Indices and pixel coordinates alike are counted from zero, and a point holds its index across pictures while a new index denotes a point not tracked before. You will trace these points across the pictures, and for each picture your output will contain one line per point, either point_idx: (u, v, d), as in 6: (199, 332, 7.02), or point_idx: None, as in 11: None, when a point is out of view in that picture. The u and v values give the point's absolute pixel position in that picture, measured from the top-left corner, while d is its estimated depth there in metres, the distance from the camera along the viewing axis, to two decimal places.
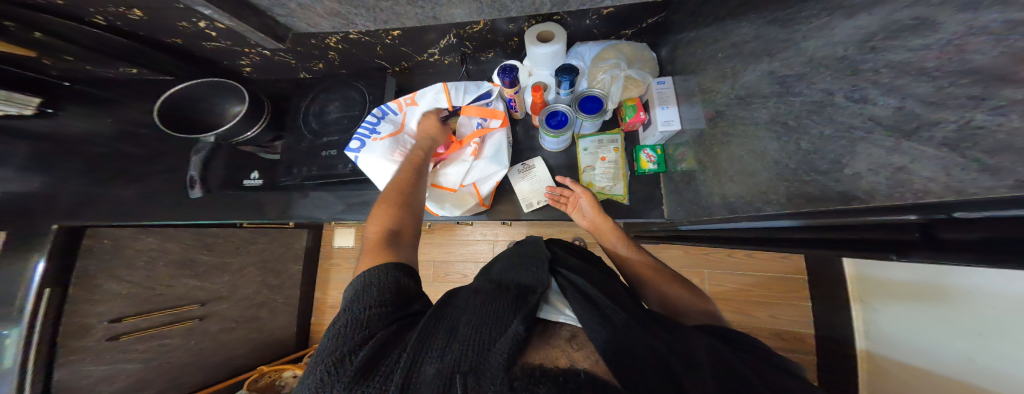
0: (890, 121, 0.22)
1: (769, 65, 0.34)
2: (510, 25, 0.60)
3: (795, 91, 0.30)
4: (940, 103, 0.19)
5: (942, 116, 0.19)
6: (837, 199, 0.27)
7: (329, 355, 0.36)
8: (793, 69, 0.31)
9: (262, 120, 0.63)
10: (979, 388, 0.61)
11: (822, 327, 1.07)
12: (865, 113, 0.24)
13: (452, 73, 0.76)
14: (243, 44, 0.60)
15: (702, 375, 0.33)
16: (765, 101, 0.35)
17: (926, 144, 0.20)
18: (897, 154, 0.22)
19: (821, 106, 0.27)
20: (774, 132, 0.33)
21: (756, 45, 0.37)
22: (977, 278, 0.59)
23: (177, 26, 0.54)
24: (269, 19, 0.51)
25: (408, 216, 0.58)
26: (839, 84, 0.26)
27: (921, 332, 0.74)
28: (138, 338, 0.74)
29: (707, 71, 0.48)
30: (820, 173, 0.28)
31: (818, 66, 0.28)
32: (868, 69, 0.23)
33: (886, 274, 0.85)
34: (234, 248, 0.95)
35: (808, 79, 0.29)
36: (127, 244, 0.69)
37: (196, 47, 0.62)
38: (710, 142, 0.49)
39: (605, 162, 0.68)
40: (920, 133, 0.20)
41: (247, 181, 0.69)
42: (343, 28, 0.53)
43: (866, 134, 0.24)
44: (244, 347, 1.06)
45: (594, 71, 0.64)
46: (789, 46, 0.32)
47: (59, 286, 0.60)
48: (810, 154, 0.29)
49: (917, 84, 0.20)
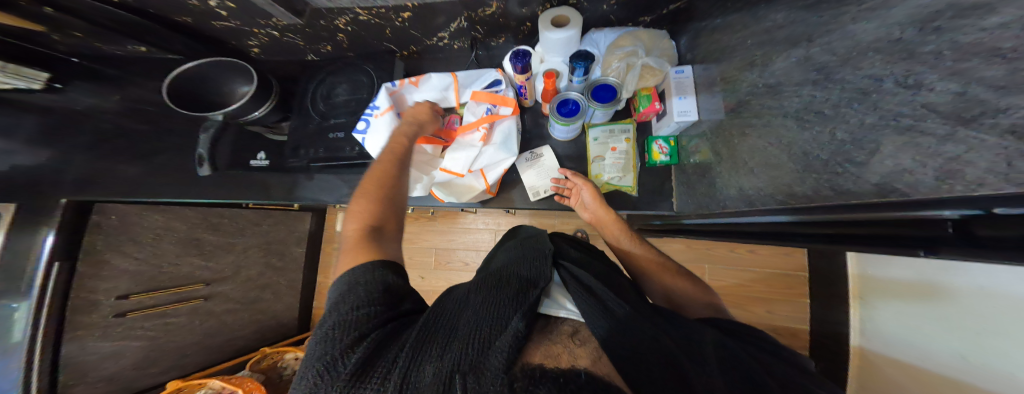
0: (947, 108, 0.19)
1: (807, 51, 0.33)
2: (523, 9, 0.57)
3: (837, 78, 0.29)
4: (1011, 87, 0.16)
5: (1012, 102, 0.15)
6: (874, 193, 0.24)
7: (319, 360, 0.36)
8: (837, 55, 0.29)
9: (269, 100, 0.62)
10: (970, 385, 0.62)
11: (820, 324, 1.07)
12: (917, 100, 0.21)
13: (463, 58, 0.73)
14: (253, 24, 0.60)
15: (712, 377, 0.33)
16: (799, 89, 0.33)
17: (985, 132, 0.17)
18: (952, 143, 0.19)
19: (865, 93, 0.25)
20: (806, 121, 0.32)
21: (794, 31, 0.35)
22: (982, 278, 0.59)
23: (188, 4, 0.54)
24: None
25: (392, 213, 0.57)
26: (889, 68, 0.23)
27: (919, 331, 0.74)
28: (144, 316, 0.75)
29: (733, 59, 0.46)
30: (854, 165, 0.27)
31: (864, 51, 0.26)
32: (926, 51, 0.21)
33: (888, 272, 0.85)
34: (237, 229, 0.95)
35: (854, 65, 0.27)
36: (134, 221, 0.70)
37: (205, 27, 0.62)
38: (729, 134, 0.47)
39: (616, 153, 0.66)
40: (980, 120, 0.17)
41: (256, 161, 0.70)
42: (364, 1, 0.52)
43: (916, 122, 0.21)
44: (248, 327, 1.07)
45: (609, 58, 0.61)
46: (833, 30, 0.30)
47: (67, 260, 0.61)
48: (846, 144, 0.27)
49: (985, 67, 0.17)
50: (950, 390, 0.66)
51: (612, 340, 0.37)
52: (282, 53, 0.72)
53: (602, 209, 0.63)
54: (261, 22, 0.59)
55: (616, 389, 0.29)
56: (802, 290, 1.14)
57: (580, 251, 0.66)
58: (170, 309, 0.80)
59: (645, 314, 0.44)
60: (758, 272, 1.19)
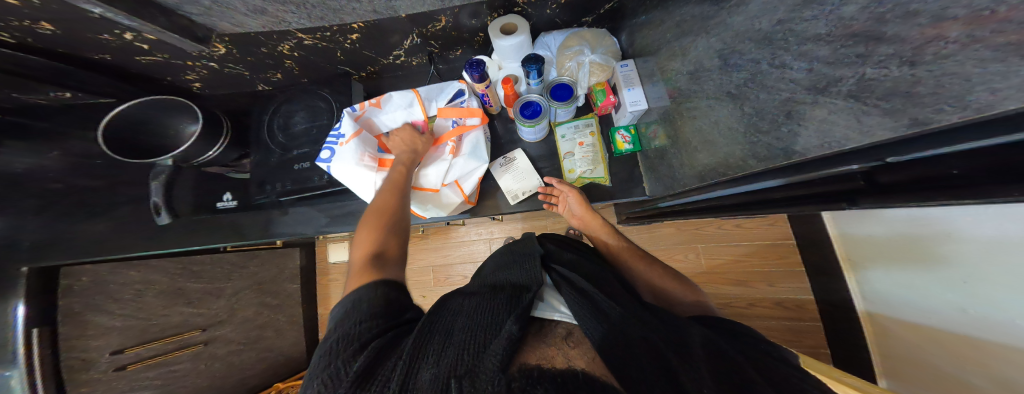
0: (805, 81, 0.23)
1: (707, 40, 0.37)
2: (472, 21, 0.59)
3: (732, 64, 0.32)
4: (838, 63, 0.21)
5: (843, 73, 0.20)
6: (781, 156, 0.28)
7: (323, 370, 0.36)
8: (726, 44, 0.33)
9: (222, 138, 0.61)
10: (978, 336, 0.65)
11: (822, 291, 1.08)
12: (787, 77, 0.25)
13: (422, 74, 0.75)
14: (183, 56, 0.55)
15: (699, 369, 0.34)
16: (710, 75, 0.37)
17: (836, 97, 0.21)
18: (816, 108, 0.23)
19: (753, 75, 0.29)
20: (722, 102, 0.35)
21: (696, 24, 0.39)
22: (954, 224, 0.66)
23: (97, 39, 0.48)
24: (181, 18, 0.45)
25: (396, 236, 0.58)
26: (761, 53, 0.28)
27: (913, 288, 0.79)
28: (147, 366, 0.73)
29: (663, 52, 0.49)
30: (763, 134, 0.29)
31: (744, 39, 0.30)
32: (780, 38, 0.25)
33: (866, 230, 0.90)
34: (223, 274, 0.92)
35: (739, 52, 0.31)
36: (109, 280, 0.68)
37: (128, 63, 0.56)
38: (674, 118, 0.49)
39: (584, 147, 0.68)
40: (829, 90, 0.21)
41: (223, 202, 0.69)
42: (275, 26, 0.49)
43: (791, 94, 0.25)
44: (256, 366, 1.05)
45: (561, 59, 0.65)
46: (719, 23, 0.34)
47: (47, 325, 0.57)
48: (753, 118, 0.30)
49: (817, 48, 0.22)
50: (964, 342, 0.69)
51: (605, 339, 0.37)
52: (222, 86, 0.69)
53: (589, 214, 0.67)
54: (193, 55, 0.55)
55: (614, 390, 0.30)
56: (795, 258, 1.14)
57: (575, 253, 0.66)
58: (171, 357, 0.78)
59: (633, 312, 0.45)
60: (752, 246, 1.19)
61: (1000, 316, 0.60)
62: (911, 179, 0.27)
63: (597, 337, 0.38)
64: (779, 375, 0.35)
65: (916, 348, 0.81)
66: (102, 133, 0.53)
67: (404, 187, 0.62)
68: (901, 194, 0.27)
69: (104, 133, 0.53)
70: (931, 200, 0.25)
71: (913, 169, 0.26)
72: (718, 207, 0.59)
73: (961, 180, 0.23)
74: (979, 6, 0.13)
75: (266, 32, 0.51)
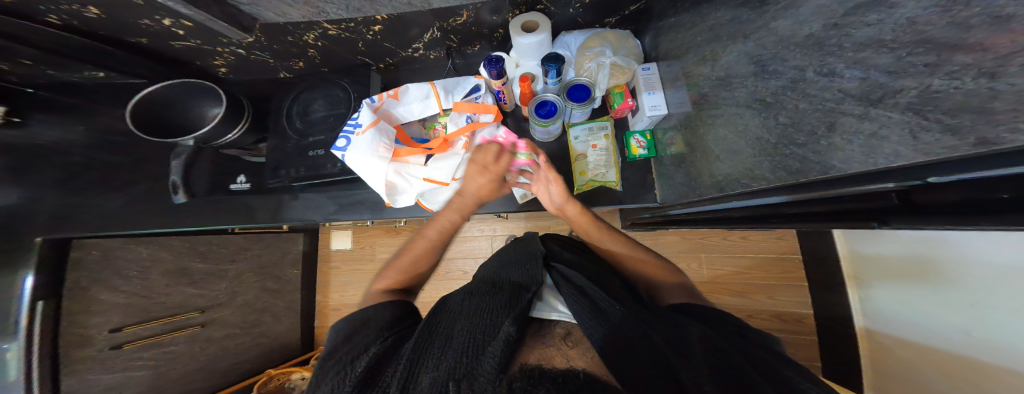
0: (857, 91, 0.23)
1: (744, 45, 0.36)
2: (494, 17, 0.59)
3: (771, 70, 0.32)
4: (901, 72, 0.20)
5: (904, 84, 0.20)
6: (815, 170, 0.27)
7: (328, 372, 0.39)
8: (767, 49, 0.33)
9: (243, 120, 0.60)
10: (978, 359, 0.65)
11: (823, 307, 1.07)
12: (835, 86, 0.25)
13: (440, 67, 0.75)
14: (215, 42, 0.55)
15: (695, 360, 0.33)
16: (743, 81, 0.36)
17: (891, 110, 0.21)
18: (866, 121, 0.22)
19: (795, 82, 0.29)
20: (754, 109, 0.34)
21: (733, 27, 0.38)
22: (964, 247, 0.66)
23: (137, 24, 0.48)
24: (233, 8, 0.46)
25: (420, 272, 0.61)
26: (809, 60, 0.27)
27: (918, 309, 0.78)
28: (144, 346, 0.75)
29: (691, 56, 0.48)
30: (798, 146, 0.29)
31: (789, 45, 0.30)
32: (833, 44, 0.25)
33: (875, 248, 0.89)
34: (228, 255, 0.93)
35: (782, 58, 0.30)
36: (116, 254, 0.68)
37: (165, 48, 0.56)
38: (696, 125, 0.48)
39: (597, 150, 0.67)
40: (885, 101, 0.21)
41: (235, 184, 0.67)
42: (313, 17, 0.49)
43: (836, 105, 0.25)
44: (250, 351, 1.06)
45: (580, 60, 0.64)
46: (761, 27, 0.33)
47: (51, 299, 0.58)
48: (788, 128, 0.30)
49: (878, 56, 0.21)
50: (963, 366, 0.68)
51: (604, 341, 0.38)
52: (249, 73, 0.69)
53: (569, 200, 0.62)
54: (223, 41, 0.55)
55: (614, 389, 0.30)
56: (798, 273, 1.14)
57: (576, 253, 0.66)
58: (167, 338, 0.80)
59: (635, 312, 0.44)
60: (756, 257, 1.19)
61: (1006, 342, 0.59)
62: (951, 201, 0.26)
63: (598, 338, 0.38)
64: (764, 364, 0.34)
65: (913, 370, 0.80)
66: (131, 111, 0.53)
67: (445, 240, 0.64)
68: (937, 216, 0.27)
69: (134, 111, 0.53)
70: (969, 224, 0.24)
71: (956, 191, 0.26)
72: (725, 217, 0.59)
73: (1005, 205, 0.23)
74: None
75: (299, 21, 0.51)
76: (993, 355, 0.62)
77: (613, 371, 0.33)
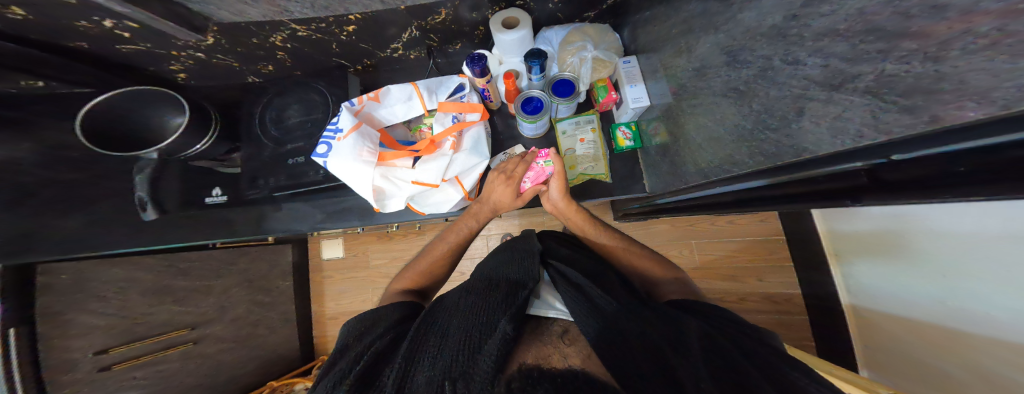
0: (821, 78, 0.23)
1: (715, 37, 0.36)
2: (473, 14, 0.58)
3: (741, 60, 0.32)
4: (856, 59, 0.20)
5: (860, 70, 0.20)
6: (790, 153, 0.27)
7: (334, 371, 0.41)
8: (735, 40, 0.33)
9: (211, 134, 0.57)
10: (953, 327, 0.68)
11: (809, 286, 1.10)
12: (800, 73, 0.25)
13: (421, 67, 0.73)
14: (168, 45, 0.51)
15: (697, 363, 0.33)
16: (718, 71, 0.36)
17: (852, 94, 0.21)
18: (831, 105, 0.22)
19: (763, 71, 0.29)
20: (730, 98, 0.34)
21: (703, 19, 0.38)
22: (927, 220, 0.70)
23: (75, 27, 0.43)
24: (181, 7, 0.40)
25: (430, 281, 0.66)
26: (773, 49, 0.27)
27: (893, 282, 0.81)
28: (133, 365, 0.71)
29: (667, 49, 0.49)
30: (772, 131, 0.29)
31: (755, 36, 0.30)
32: (794, 34, 0.25)
33: (852, 226, 0.93)
34: (212, 271, 0.89)
35: (750, 48, 0.30)
36: (89, 278, 0.64)
37: (109, 53, 0.50)
38: (677, 115, 0.49)
39: (585, 144, 0.67)
40: (845, 86, 0.21)
41: (212, 197, 0.64)
42: (278, 16, 0.44)
43: (802, 91, 0.25)
44: (249, 365, 1.04)
45: (563, 55, 0.64)
46: (728, 19, 0.33)
47: (24, 324, 0.54)
48: (762, 114, 0.30)
49: (834, 44, 0.21)
50: (940, 334, 0.71)
51: (599, 337, 0.37)
52: (213, 78, 0.65)
53: (567, 201, 0.63)
54: (177, 44, 0.51)
55: (612, 388, 0.29)
56: (784, 254, 1.16)
57: (573, 249, 0.65)
58: (159, 357, 0.76)
59: (631, 308, 0.44)
60: (745, 242, 1.21)
61: (979, 309, 0.62)
62: (913, 177, 0.27)
63: (592, 335, 0.38)
64: (758, 356, 0.35)
65: (898, 342, 0.84)
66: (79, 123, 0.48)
67: (463, 247, 0.70)
68: (902, 193, 0.28)
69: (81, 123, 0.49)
70: (933, 198, 0.25)
71: (918, 168, 0.26)
72: (715, 203, 0.59)
73: (964, 179, 0.23)
74: (1009, 1, 0.12)
75: (264, 23, 0.48)
76: (966, 322, 0.65)
77: (608, 367, 0.33)
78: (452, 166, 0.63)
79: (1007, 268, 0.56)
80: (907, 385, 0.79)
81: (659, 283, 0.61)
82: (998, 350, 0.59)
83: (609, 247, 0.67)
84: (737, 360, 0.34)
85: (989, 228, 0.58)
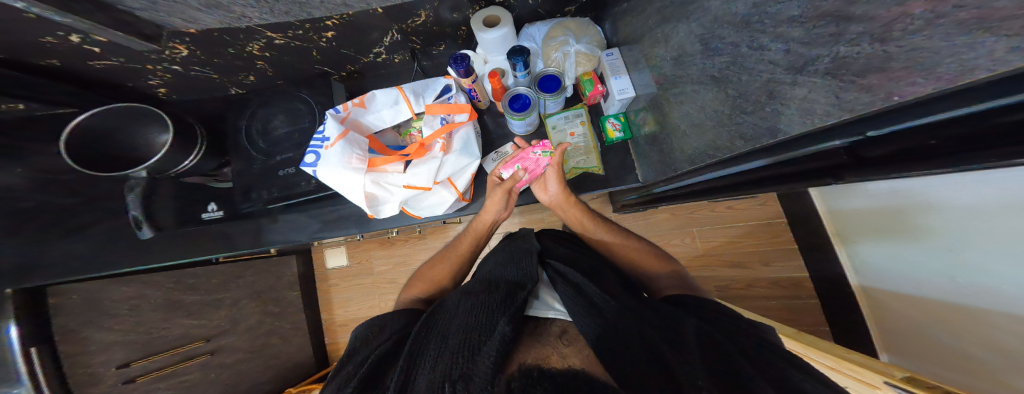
0: (785, 61, 0.23)
1: (688, 26, 0.36)
2: (454, 14, 0.58)
3: (714, 47, 0.32)
4: (812, 42, 0.20)
5: (817, 53, 0.20)
6: (766, 135, 0.27)
7: (340, 375, 0.42)
8: (706, 28, 0.32)
9: (197, 149, 0.58)
10: (967, 304, 0.67)
11: (815, 268, 1.08)
12: (766, 58, 0.25)
13: (406, 71, 0.74)
14: (143, 59, 0.51)
15: (692, 359, 0.33)
16: (693, 59, 0.36)
17: (814, 76, 0.21)
18: (798, 87, 0.22)
19: (735, 57, 0.29)
20: (707, 86, 0.34)
21: (675, 8, 0.38)
22: (927, 195, 0.69)
23: (42, 43, 0.42)
24: (126, 15, 0.39)
25: (436, 289, 0.66)
26: (740, 36, 0.27)
27: (900, 259, 0.80)
28: (156, 377, 0.70)
29: (646, 39, 0.48)
30: (748, 115, 0.29)
31: (723, 24, 0.29)
32: (756, 21, 0.25)
33: (852, 205, 0.92)
34: (219, 284, 0.88)
35: (720, 35, 0.30)
36: (101, 296, 0.62)
37: (86, 70, 0.51)
38: (662, 103, 0.48)
39: (575, 137, 0.67)
40: (807, 69, 0.21)
41: (207, 213, 0.66)
42: (233, 22, 0.44)
43: (771, 75, 0.25)
44: (266, 373, 1.04)
45: (547, 50, 0.64)
46: (697, 8, 0.33)
47: (44, 342, 0.51)
48: (737, 100, 0.30)
49: (792, 29, 0.22)
50: (954, 311, 0.70)
51: (598, 336, 0.37)
52: (192, 92, 0.66)
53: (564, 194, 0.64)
54: (153, 57, 0.51)
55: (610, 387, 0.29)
56: (786, 237, 1.15)
57: (572, 247, 0.64)
58: (181, 368, 0.76)
59: (629, 306, 0.44)
60: (744, 227, 1.19)
61: (991, 283, 0.61)
62: (892, 152, 0.27)
63: (591, 335, 0.38)
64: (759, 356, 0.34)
65: (912, 320, 0.82)
66: (65, 138, 0.48)
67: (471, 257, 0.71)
68: (882, 169, 0.28)
69: (69, 138, 0.49)
70: (907, 173, 0.25)
71: (892, 142, 0.26)
72: (711, 191, 0.58)
73: (937, 151, 0.23)
74: None
75: (237, 32, 0.48)
76: (981, 297, 0.64)
77: (606, 365, 0.33)
78: (445, 167, 0.64)
79: (1016, 239, 0.55)
80: (929, 367, 0.77)
81: (658, 279, 0.61)
82: (1015, 325, 0.58)
83: (608, 244, 0.67)
84: (732, 354, 0.34)
85: (993, 199, 0.57)
